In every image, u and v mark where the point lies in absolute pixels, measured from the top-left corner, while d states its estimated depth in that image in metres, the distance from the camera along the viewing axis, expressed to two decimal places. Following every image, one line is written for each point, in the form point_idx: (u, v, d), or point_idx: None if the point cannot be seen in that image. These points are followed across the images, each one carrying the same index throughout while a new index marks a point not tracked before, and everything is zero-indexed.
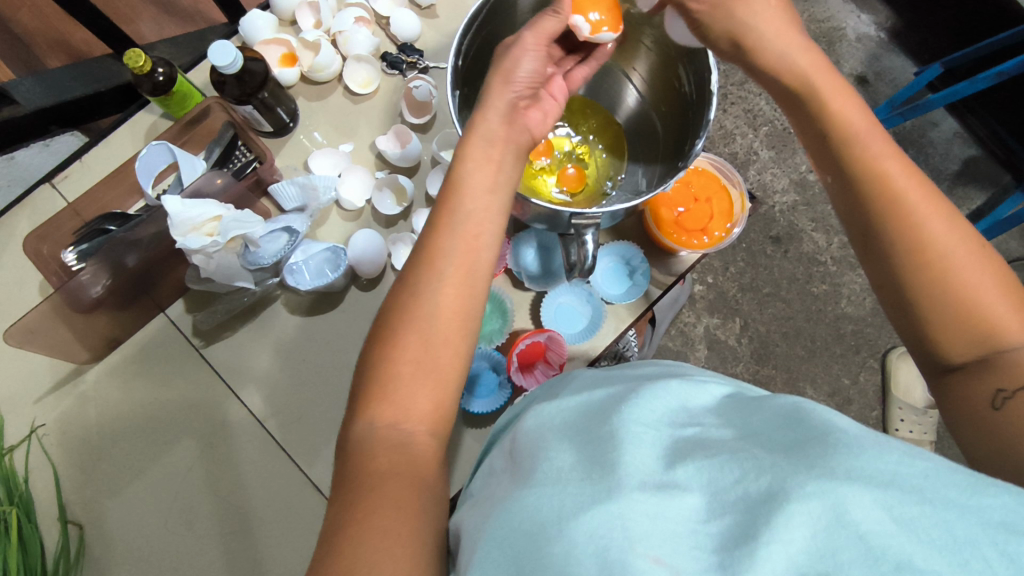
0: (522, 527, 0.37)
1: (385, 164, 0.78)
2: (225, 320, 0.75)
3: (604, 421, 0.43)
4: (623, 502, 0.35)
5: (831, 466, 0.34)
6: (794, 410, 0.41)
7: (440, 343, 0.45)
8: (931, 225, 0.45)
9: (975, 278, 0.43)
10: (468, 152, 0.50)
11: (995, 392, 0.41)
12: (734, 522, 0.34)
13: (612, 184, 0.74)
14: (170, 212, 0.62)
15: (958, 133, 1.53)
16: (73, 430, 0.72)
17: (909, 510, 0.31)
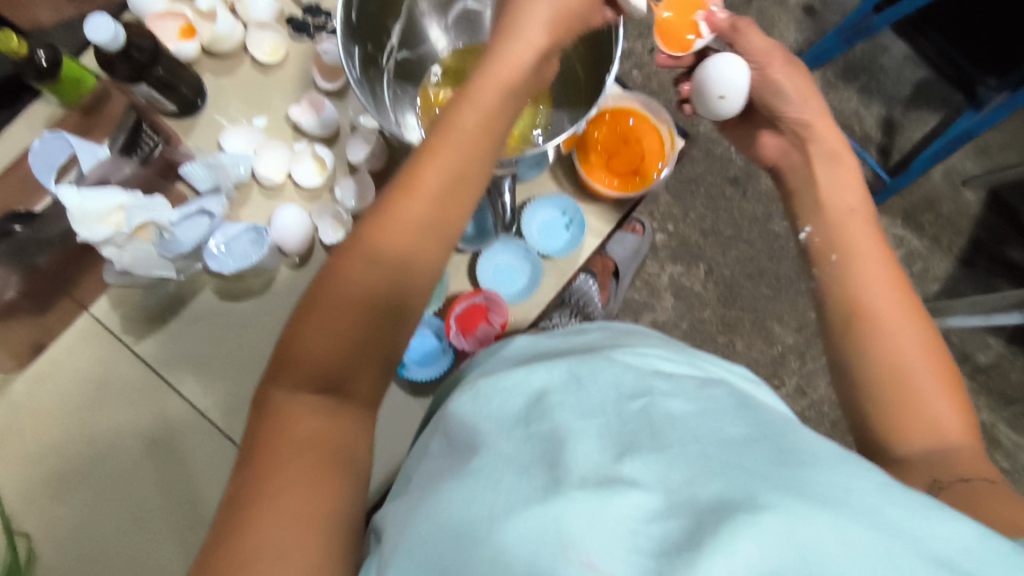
0: (454, 523, 0.36)
1: (302, 135, 0.75)
2: (153, 314, 0.72)
3: (546, 412, 0.42)
4: (567, 504, 0.34)
5: (789, 482, 0.34)
6: (747, 411, 0.42)
7: (395, 324, 0.44)
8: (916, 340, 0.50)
9: (928, 387, 0.48)
10: (472, 97, 0.47)
11: (930, 482, 0.44)
12: (681, 526, 0.34)
13: (540, 131, 0.71)
14: (69, 207, 0.59)
15: (908, 57, 1.53)
16: (8, 440, 0.70)
17: (859, 534, 0.31)
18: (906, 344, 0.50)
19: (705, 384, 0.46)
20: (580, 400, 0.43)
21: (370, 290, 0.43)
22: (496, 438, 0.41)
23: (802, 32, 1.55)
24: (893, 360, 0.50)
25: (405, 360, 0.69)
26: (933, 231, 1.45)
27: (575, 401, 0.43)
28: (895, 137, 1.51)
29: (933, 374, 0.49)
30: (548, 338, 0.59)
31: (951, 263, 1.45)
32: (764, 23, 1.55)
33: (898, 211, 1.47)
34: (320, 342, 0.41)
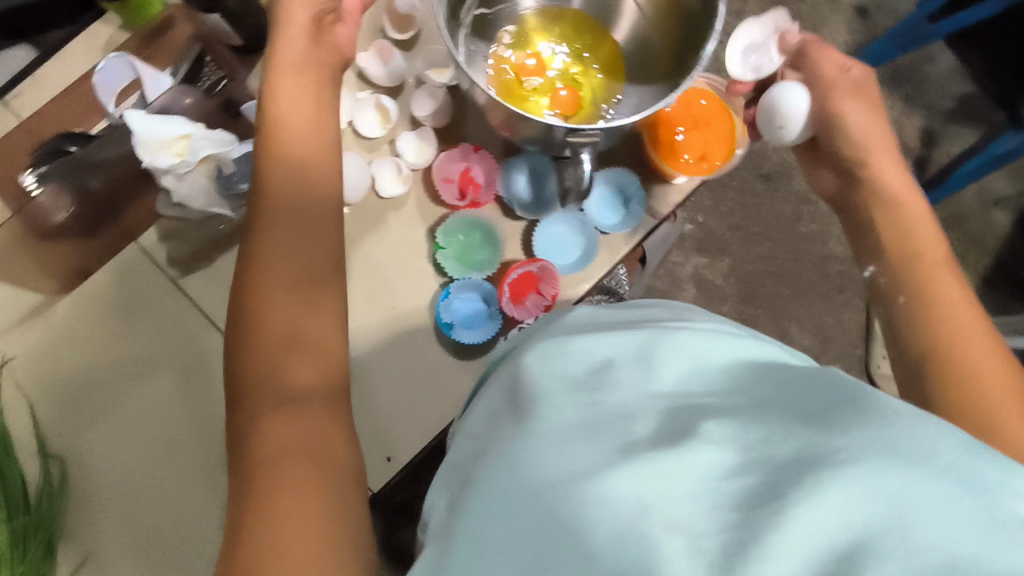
0: (529, 490, 0.35)
1: (367, 83, 0.73)
2: (201, 250, 0.71)
3: (605, 379, 0.40)
4: (640, 469, 0.33)
5: (869, 435, 0.32)
6: (817, 373, 0.40)
7: (319, 282, 0.53)
8: (983, 344, 0.52)
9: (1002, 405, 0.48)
10: (278, 83, 0.58)
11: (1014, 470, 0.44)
12: (760, 481, 0.32)
13: (608, 107, 0.70)
14: (135, 130, 0.60)
15: (955, 68, 1.51)
16: (44, 363, 0.69)
17: (951, 486, 0.29)
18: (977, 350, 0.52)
19: (771, 350, 0.43)
20: (637, 366, 0.41)
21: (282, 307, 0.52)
22: (558, 401, 0.40)
23: (852, 33, 1.52)
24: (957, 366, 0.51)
25: (452, 320, 0.69)
26: (958, 248, 1.45)
27: (634, 365, 0.41)
28: (933, 150, 1.50)
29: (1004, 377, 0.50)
30: (610, 309, 0.55)
31: (973, 282, 1.45)
32: (815, 20, 1.52)
33: None
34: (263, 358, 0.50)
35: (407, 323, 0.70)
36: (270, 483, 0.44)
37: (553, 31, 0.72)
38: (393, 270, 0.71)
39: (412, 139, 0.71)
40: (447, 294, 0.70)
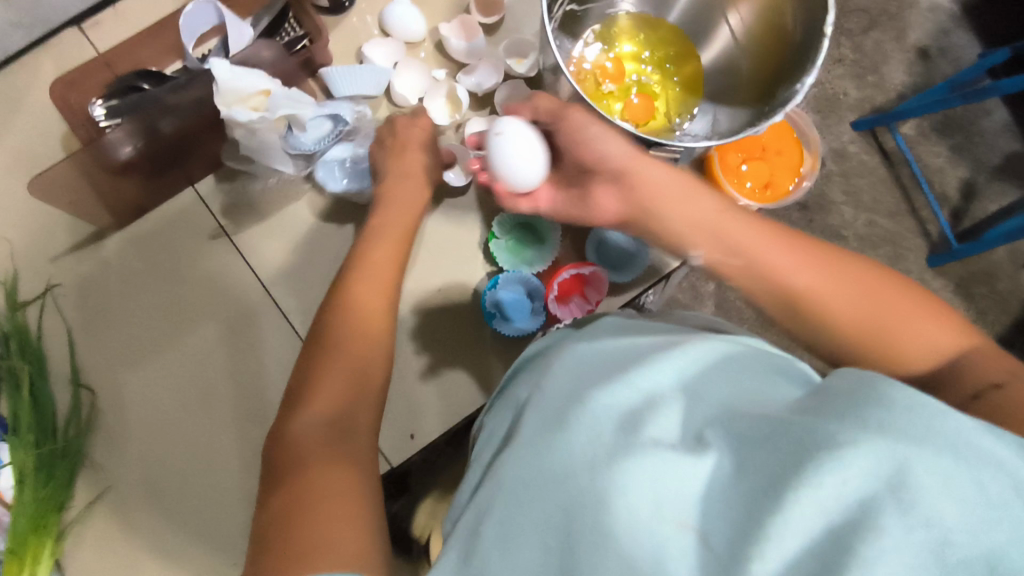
0: (551, 475, 0.37)
1: (443, 61, 0.73)
2: (259, 204, 0.71)
3: (624, 365, 0.40)
4: (655, 457, 0.34)
5: (865, 417, 0.32)
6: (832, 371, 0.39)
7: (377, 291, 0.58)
8: (767, 241, 0.48)
9: (858, 309, 0.45)
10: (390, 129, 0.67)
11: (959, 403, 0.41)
12: (767, 472, 0.32)
13: (681, 123, 0.70)
14: (218, 78, 0.58)
15: (1008, 125, 1.50)
16: (91, 294, 0.70)
17: (943, 464, 0.30)
18: (778, 258, 0.47)
19: (784, 362, 0.43)
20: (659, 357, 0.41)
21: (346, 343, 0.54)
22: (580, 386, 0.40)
23: (912, 75, 1.50)
24: (821, 303, 0.46)
25: (494, 311, 0.69)
26: (982, 304, 1.44)
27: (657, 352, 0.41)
28: (971, 203, 1.48)
29: (873, 301, 0.45)
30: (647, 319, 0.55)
31: (990, 340, 1.44)
32: (878, 56, 1.50)
33: (953, 277, 1.46)
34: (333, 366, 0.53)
35: (450, 305, 0.71)
36: (308, 487, 0.44)
37: (639, 37, 0.71)
38: (445, 252, 0.72)
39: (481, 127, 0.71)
40: (494, 283, 0.70)
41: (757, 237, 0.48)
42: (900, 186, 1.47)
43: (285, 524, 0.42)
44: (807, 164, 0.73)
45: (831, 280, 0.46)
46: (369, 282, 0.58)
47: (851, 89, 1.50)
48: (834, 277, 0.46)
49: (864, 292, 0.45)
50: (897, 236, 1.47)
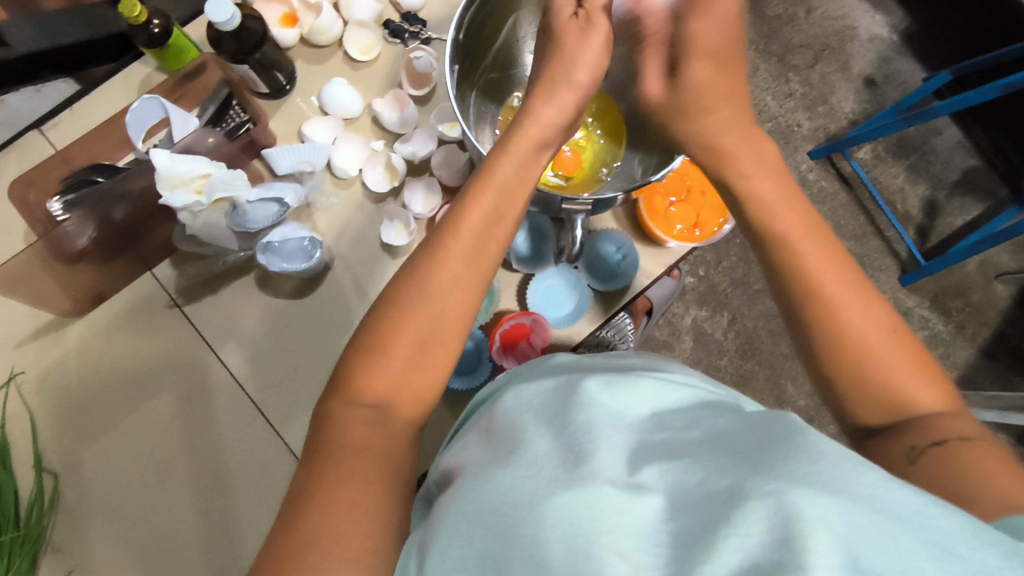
0: (493, 506, 0.36)
1: (381, 131, 0.78)
2: (211, 279, 0.75)
3: (574, 404, 0.40)
4: (596, 492, 0.34)
5: (791, 468, 0.32)
6: (762, 413, 0.40)
7: (433, 333, 0.46)
8: (842, 275, 0.47)
9: (884, 353, 0.44)
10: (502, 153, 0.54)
11: (908, 449, 0.40)
12: (697, 519, 0.33)
13: (608, 171, 0.74)
14: (158, 166, 0.62)
15: (961, 143, 1.48)
16: (53, 380, 0.72)
17: (861, 517, 0.30)
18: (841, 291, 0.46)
19: (726, 405, 0.43)
20: (610, 401, 0.41)
21: (467, 246, 0.49)
22: (528, 431, 0.40)
23: (860, 103, 1.52)
24: (841, 314, 0.45)
25: None
26: (959, 317, 1.43)
27: (606, 394, 0.41)
28: (935, 220, 1.47)
29: (895, 345, 0.44)
30: (593, 357, 0.56)
31: (973, 353, 1.42)
32: (825, 87, 1.53)
33: (927, 292, 1.45)
34: (444, 262, 0.48)
35: None
36: (334, 462, 0.40)
37: None
38: None
39: (419, 190, 0.75)
40: None
41: (845, 278, 0.47)
42: (863, 209, 1.49)
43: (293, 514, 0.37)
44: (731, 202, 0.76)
45: (867, 310, 0.45)
46: (415, 330, 0.46)
47: (803, 121, 1.52)
48: (872, 310, 0.45)
49: (887, 329, 0.45)
50: (866, 257, 1.47)
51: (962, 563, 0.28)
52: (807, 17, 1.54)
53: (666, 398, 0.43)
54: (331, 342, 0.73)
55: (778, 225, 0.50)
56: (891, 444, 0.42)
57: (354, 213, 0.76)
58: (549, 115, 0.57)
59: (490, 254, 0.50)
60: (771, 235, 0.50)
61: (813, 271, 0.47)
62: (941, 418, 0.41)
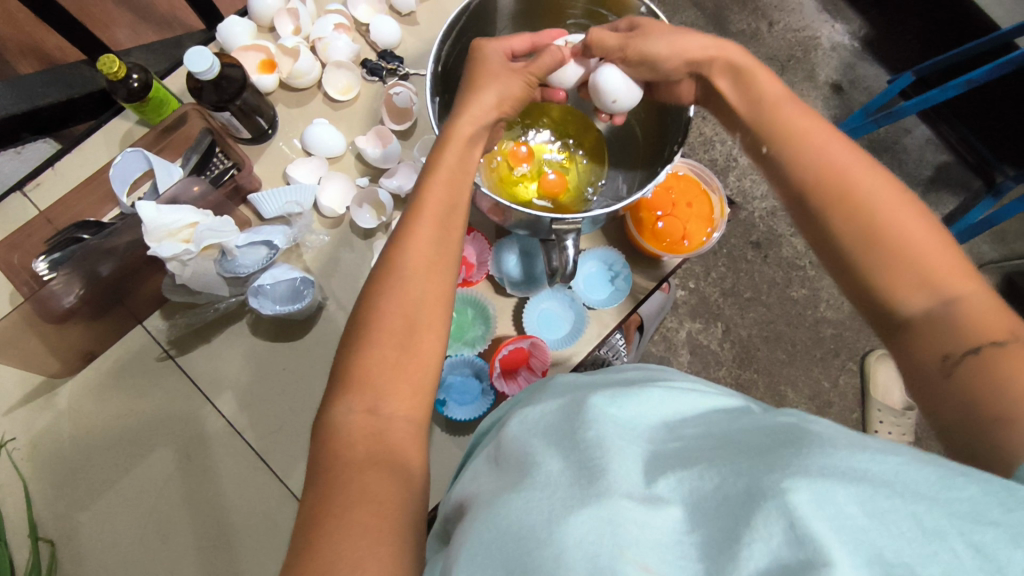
0: (509, 530, 0.35)
1: (365, 168, 0.79)
2: (202, 328, 0.74)
3: (581, 421, 0.40)
4: (613, 507, 0.33)
5: (805, 464, 0.31)
6: (773, 414, 0.39)
7: (413, 356, 0.45)
8: (874, 175, 0.47)
9: (904, 220, 0.44)
10: (437, 170, 0.53)
11: (942, 359, 0.40)
12: (719, 528, 0.32)
13: (593, 190, 0.76)
14: (145, 219, 0.62)
15: (930, 139, 1.53)
16: (45, 445, 0.70)
17: (882, 503, 0.29)
18: (849, 163, 0.48)
19: (737, 410, 0.41)
20: (617, 415, 0.40)
21: (430, 248, 0.49)
22: (539, 454, 0.40)
23: (829, 108, 1.55)
24: (854, 182, 0.47)
25: (445, 398, 0.70)
26: None
27: (612, 406, 0.41)
28: None
29: (901, 202, 0.45)
30: (589, 374, 0.54)
31: None
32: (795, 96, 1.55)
33: None
34: (400, 265, 0.48)
35: None
36: (339, 483, 0.38)
37: (542, 119, 0.77)
38: None
39: None
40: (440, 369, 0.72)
41: (856, 155, 0.48)
42: None
43: (302, 549, 0.35)
44: (719, 210, 0.76)
45: (896, 203, 0.45)
46: (410, 359, 0.45)
47: None
48: (900, 203, 0.45)
49: (918, 220, 0.44)
50: None
51: (995, 527, 0.27)
52: (770, 30, 1.59)
53: (674, 406, 0.42)
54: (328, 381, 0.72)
55: (801, 134, 0.51)
56: (925, 338, 0.41)
57: (343, 250, 0.76)
58: (479, 119, 0.57)
59: (450, 245, 0.51)
60: (792, 139, 0.51)
61: (841, 167, 0.48)
62: (977, 307, 0.41)
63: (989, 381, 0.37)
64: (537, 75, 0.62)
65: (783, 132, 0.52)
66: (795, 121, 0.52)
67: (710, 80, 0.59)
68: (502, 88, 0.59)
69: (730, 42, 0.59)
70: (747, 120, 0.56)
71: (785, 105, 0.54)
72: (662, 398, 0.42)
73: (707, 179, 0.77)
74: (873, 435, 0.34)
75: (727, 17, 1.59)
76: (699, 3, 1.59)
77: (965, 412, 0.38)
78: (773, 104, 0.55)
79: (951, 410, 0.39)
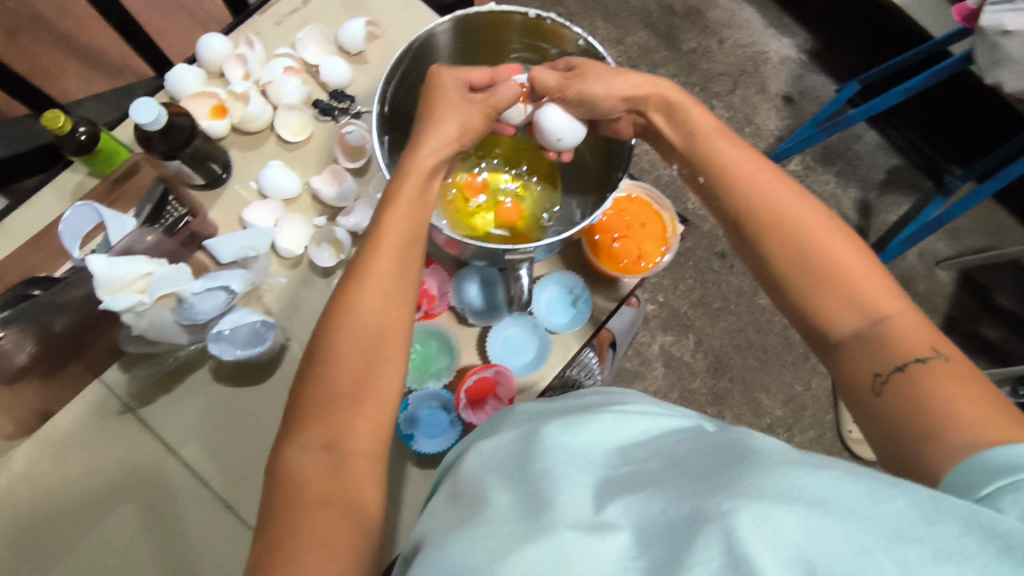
0: (457, 568, 0.35)
1: (322, 207, 0.79)
2: (163, 377, 0.73)
3: (534, 454, 0.40)
4: (559, 539, 0.33)
5: (745, 486, 0.32)
6: (720, 434, 0.39)
7: (372, 393, 0.45)
8: (803, 204, 0.48)
9: (830, 242, 0.46)
10: (392, 206, 0.53)
11: (873, 377, 0.42)
12: (660, 553, 0.32)
13: (549, 216, 0.77)
14: (97, 273, 0.61)
15: (880, 145, 1.55)
16: (2, 510, 0.68)
17: (816, 522, 0.29)
18: (780, 191, 0.50)
19: (687, 430, 0.42)
20: (569, 444, 0.41)
21: (387, 282, 0.49)
22: (493, 489, 0.40)
23: (782, 119, 1.60)
24: (782, 208, 0.49)
25: (413, 431, 0.70)
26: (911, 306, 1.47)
27: (564, 436, 0.41)
28: (872, 218, 1.51)
29: (829, 228, 0.47)
30: (548, 402, 0.54)
31: None
32: (748, 109, 1.60)
33: None
34: (357, 301, 0.47)
35: None
36: (296, 527, 0.38)
37: (495, 151, 0.79)
38: None
39: None
40: (407, 404, 0.72)
41: (785, 182, 0.50)
42: None
43: None
44: (672, 231, 0.77)
45: (827, 231, 0.47)
46: (367, 399, 0.45)
47: None
48: (828, 228, 0.47)
49: (850, 250, 0.46)
50: None
51: (921, 543, 0.28)
52: (720, 47, 1.64)
53: (625, 431, 0.42)
54: None
55: (733, 165, 0.53)
56: (857, 357, 0.43)
57: (304, 290, 0.76)
58: (427, 150, 0.57)
59: (408, 280, 0.50)
60: (722, 167, 0.53)
61: (772, 198, 0.49)
62: (902, 326, 0.42)
63: (916, 396, 0.39)
64: (495, 106, 0.63)
65: (717, 162, 0.54)
66: (723, 152, 0.54)
67: (648, 116, 0.62)
68: (463, 118, 0.60)
69: (662, 80, 0.61)
70: (686, 147, 0.57)
71: (716, 135, 0.56)
72: (614, 424, 0.43)
73: (659, 200, 0.78)
74: (812, 453, 0.34)
75: (678, 37, 1.64)
76: (650, 25, 1.64)
77: (893, 431, 0.40)
78: (703, 138, 0.56)
79: (881, 430, 0.41)
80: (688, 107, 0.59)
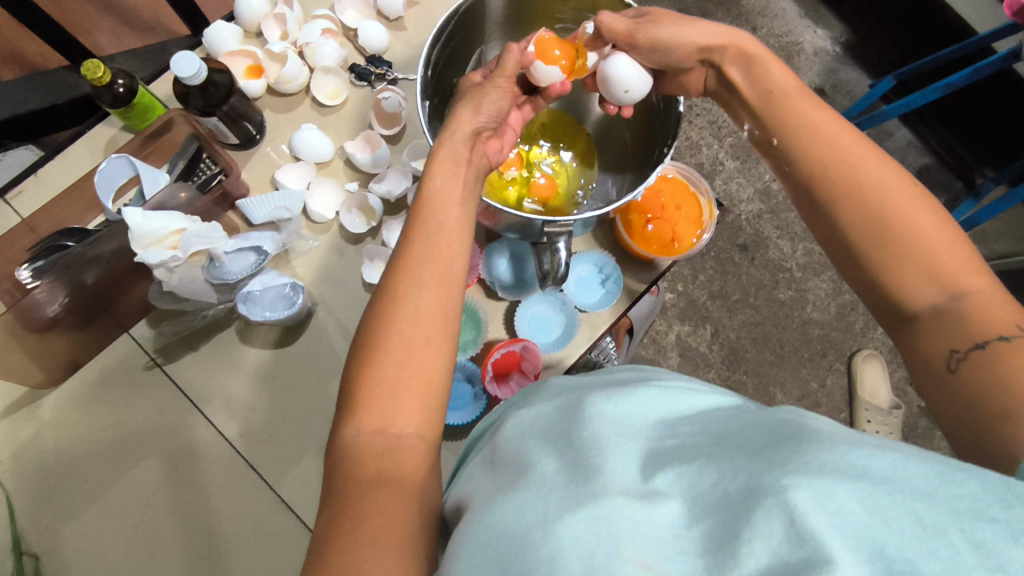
0: (505, 532, 0.35)
1: (354, 172, 0.79)
2: (190, 336, 0.73)
3: (580, 422, 0.40)
4: (609, 505, 0.33)
5: (806, 461, 0.31)
6: (768, 410, 0.38)
7: (421, 346, 0.44)
8: (883, 168, 0.48)
9: (907, 208, 0.45)
10: (437, 169, 0.53)
11: (949, 354, 0.41)
12: (714, 525, 0.32)
13: (584, 194, 0.76)
14: (132, 225, 0.61)
15: (912, 143, 1.50)
16: (28, 458, 0.68)
17: (882, 500, 0.29)
18: (860, 155, 0.49)
19: (734, 407, 0.41)
20: (616, 414, 0.40)
21: (434, 245, 0.48)
22: (538, 454, 0.39)
23: None
24: (861, 173, 0.48)
25: None
26: None
27: (610, 405, 0.41)
28: None
29: (903, 189, 0.46)
30: (584, 375, 0.53)
31: None
32: None
33: None
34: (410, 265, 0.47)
35: None
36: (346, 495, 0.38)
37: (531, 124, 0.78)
38: None
39: (397, 227, 0.74)
40: None
41: (865, 147, 0.49)
42: None
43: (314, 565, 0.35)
44: (708, 213, 0.77)
45: (905, 196, 0.46)
46: (414, 371, 0.44)
47: None
48: (912, 199, 0.46)
49: (928, 212, 0.45)
50: None
51: (995, 524, 0.27)
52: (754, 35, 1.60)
53: (672, 404, 0.42)
54: (319, 389, 0.72)
55: (813, 129, 0.52)
56: (934, 332, 0.42)
57: (334, 256, 0.76)
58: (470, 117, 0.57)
59: (451, 257, 0.49)
60: (807, 132, 0.52)
61: (850, 162, 0.48)
62: (983, 304, 0.41)
63: (993, 373, 0.38)
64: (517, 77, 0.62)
65: (797, 127, 0.53)
66: (807, 117, 0.53)
67: (723, 69, 0.61)
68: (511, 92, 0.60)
69: (742, 31, 0.60)
70: (762, 118, 0.56)
71: (802, 101, 0.55)
72: (659, 398, 0.42)
73: (695, 181, 0.77)
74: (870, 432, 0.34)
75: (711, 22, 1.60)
76: (684, 8, 1.61)
77: (968, 409, 0.39)
78: (782, 105, 0.55)
79: (956, 408, 0.40)
80: (770, 66, 0.58)
